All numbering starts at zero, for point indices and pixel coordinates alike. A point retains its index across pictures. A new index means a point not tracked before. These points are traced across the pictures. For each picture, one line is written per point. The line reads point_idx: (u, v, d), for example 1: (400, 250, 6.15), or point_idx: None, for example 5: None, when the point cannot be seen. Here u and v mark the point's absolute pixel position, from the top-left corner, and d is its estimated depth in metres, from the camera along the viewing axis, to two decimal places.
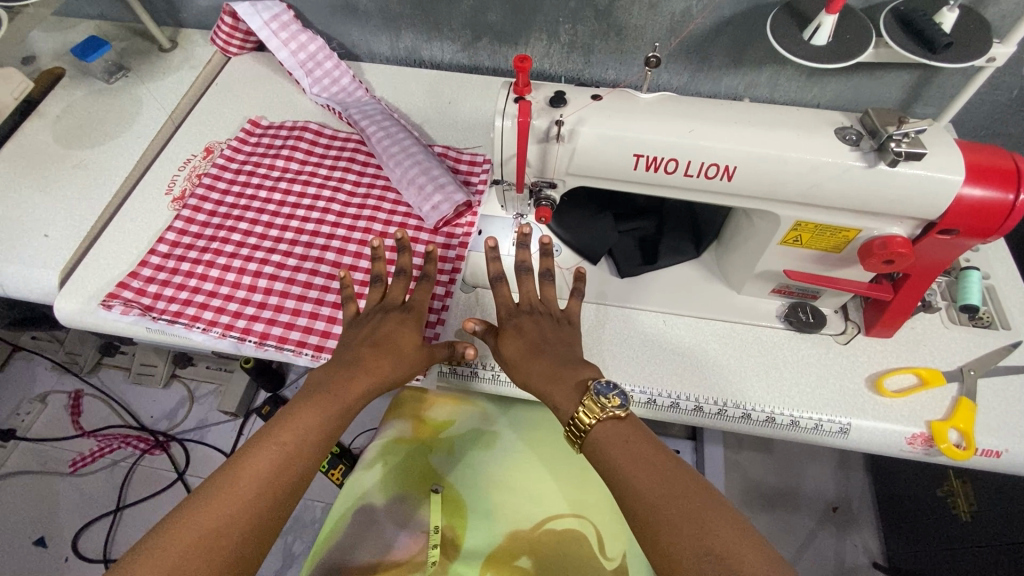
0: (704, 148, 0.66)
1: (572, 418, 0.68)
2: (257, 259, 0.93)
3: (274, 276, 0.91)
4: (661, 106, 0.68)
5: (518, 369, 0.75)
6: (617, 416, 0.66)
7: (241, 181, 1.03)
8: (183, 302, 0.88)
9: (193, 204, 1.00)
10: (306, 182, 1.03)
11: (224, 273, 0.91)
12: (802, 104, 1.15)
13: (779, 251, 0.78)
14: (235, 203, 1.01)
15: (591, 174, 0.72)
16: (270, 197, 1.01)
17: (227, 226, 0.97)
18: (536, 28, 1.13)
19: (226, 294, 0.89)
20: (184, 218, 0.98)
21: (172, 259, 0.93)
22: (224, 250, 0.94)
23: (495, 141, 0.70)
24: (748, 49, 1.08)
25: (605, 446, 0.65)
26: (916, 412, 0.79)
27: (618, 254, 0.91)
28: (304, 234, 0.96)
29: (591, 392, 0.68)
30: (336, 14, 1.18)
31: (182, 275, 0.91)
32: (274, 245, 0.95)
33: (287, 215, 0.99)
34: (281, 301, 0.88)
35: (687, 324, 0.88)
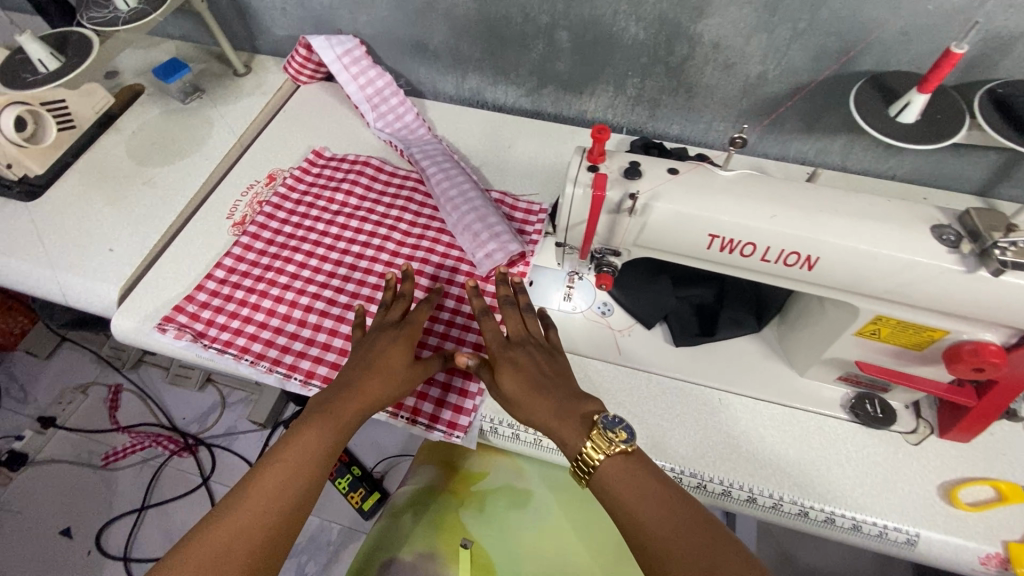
0: (786, 235, 0.63)
1: (578, 453, 0.69)
2: (309, 293, 0.93)
3: (324, 312, 0.91)
4: (742, 185, 0.65)
5: (517, 404, 0.74)
6: (624, 451, 0.67)
7: (300, 212, 1.05)
8: (234, 330, 0.88)
9: (252, 231, 1.01)
10: (363, 218, 1.04)
11: (275, 305, 0.92)
12: (875, 175, 1.10)
13: (853, 342, 0.73)
14: (292, 233, 1.02)
15: (660, 249, 0.69)
16: (327, 230, 1.02)
17: (282, 256, 0.98)
18: (603, 80, 1.12)
19: (276, 327, 0.89)
20: (242, 244, 0.99)
21: (227, 285, 0.94)
22: (277, 281, 0.95)
23: (564, 207, 0.69)
24: (822, 117, 1.05)
25: (613, 484, 0.66)
26: (994, 530, 0.72)
27: (674, 321, 0.88)
28: (356, 271, 0.96)
29: (599, 427, 0.68)
30: (406, 53, 1.20)
31: (235, 302, 0.92)
32: (326, 279, 0.95)
33: (341, 250, 0.99)
34: (329, 339, 0.88)
35: (745, 404, 0.84)
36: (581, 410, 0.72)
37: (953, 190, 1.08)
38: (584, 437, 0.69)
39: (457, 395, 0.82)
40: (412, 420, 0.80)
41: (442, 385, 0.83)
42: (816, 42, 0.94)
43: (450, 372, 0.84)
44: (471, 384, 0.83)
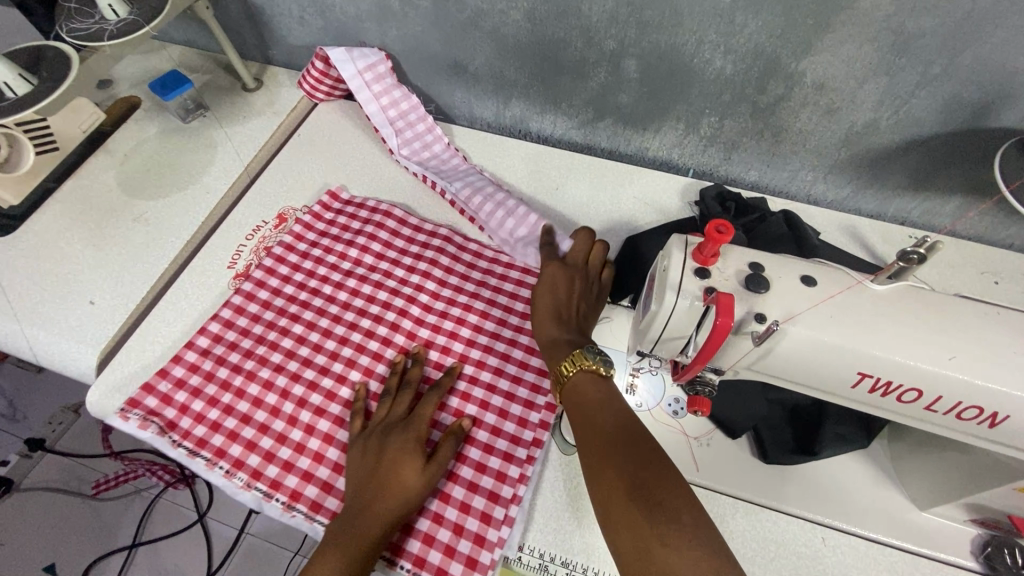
0: (968, 385, 0.47)
1: (555, 367, 0.67)
2: (304, 380, 0.77)
3: (321, 409, 0.75)
4: (905, 308, 0.49)
5: (538, 318, 0.76)
6: (596, 373, 0.64)
7: (306, 268, 0.89)
8: (209, 426, 0.73)
9: (248, 289, 0.86)
10: (376, 283, 0.87)
11: (262, 393, 0.76)
12: (990, 243, 0.93)
13: (1007, 492, 0.59)
14: (294, 295, 0.86)
15: (783, 377, 0.53)
16: (335, 295, 0.86)
17: (279, 326, 0.82)
18: (672, 117, 0.95)
19: (259, 424, 0.73)
20: (234, 306, 0.84)
21: (209, 360, 0.78)
22: (270, 359, 0.79)
23: (660, 318, 0.53)
24: (938, 175, 0.87)
25: (581, 396, 0.63)
26: None
27: (766, 432, 0.72)
28: (363, 355, 0.80)
29: (581, 348, 0.66)
30: (440, 73, 1.04)
31: (216, 384, 0.76)
32: (328, 360, 0.79)
33: (349, 322, 0.83)
34: (323, 447, 0.72)
35: (853, 547, 0.68)
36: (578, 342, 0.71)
37: None
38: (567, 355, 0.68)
39: (479, 522, 0.66)
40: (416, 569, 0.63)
41: (459, 508, 0.67)
42: (950, 90, 0.76)
43: (472, 488, 0.68)
44: (497, 508, 0.67)
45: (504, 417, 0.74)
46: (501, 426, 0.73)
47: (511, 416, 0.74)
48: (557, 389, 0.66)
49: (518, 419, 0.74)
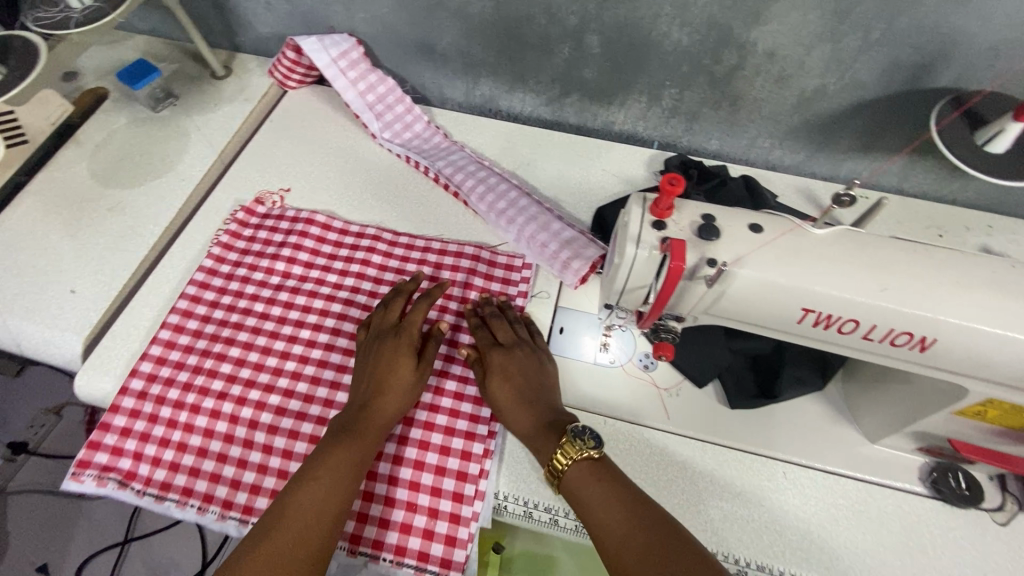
0: (899, 314, 0.52)
1: (548, 461, 0.65)
2: (252, 400, 0.76)
3: (274, 427, 0.75)
4: (842, 247, 0.54)
5: (508, 405, 0.71)
6: (593, 457, 0.63)
7: (238, 279, 0.87)
8: (170, 465, 0.73)
9: (175, 321, 0.82)
10: (316, 287, 0.87)
11: (211, 420, 0.75)
12: (934, 200, 1.00)
13: (948, 419, 0.64)
14: (225, 318, 0.83)
15: (736, 318, 0.58)
16: (269, 310, 0.84)
17: (218, 343, 0.81)
18: (635, 90, 0.99)
19: (218, 453, 0.73)
20: (162, 341, 0.80)
21: (148, 403, 0.76)
22: (209, 381, 0.77)
23: (622, 270, 0.57)
24: (883, 137, 0.93)
25: (583, 490, 0.62)
26: None
27: (730, 379, 0.78)
28: (308, 363, 0.80)
29: (569, 434, 0.65)
30: (410, 54, 1.05)
31: (162, 425, 0.75)
32: (273, 378, 0.78)
33: (288, 331, 0.82)
34: (285, 463, 0.73)
35: (812, 479, 0.73)
36: (558, 423, 0.68)
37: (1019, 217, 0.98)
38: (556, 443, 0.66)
39: (452, 502, 0.70)
40: (397, 563, 0.67)
41: (430, 491, 0.70)
42: (889, 54, 0.81)
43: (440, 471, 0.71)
44: (466, 485, 0.71)
45: (460, 403, 0.76)
46: (457, 416, 0.75)
47: (465, 397, 0.77)
48: (553, 483, 0.64)
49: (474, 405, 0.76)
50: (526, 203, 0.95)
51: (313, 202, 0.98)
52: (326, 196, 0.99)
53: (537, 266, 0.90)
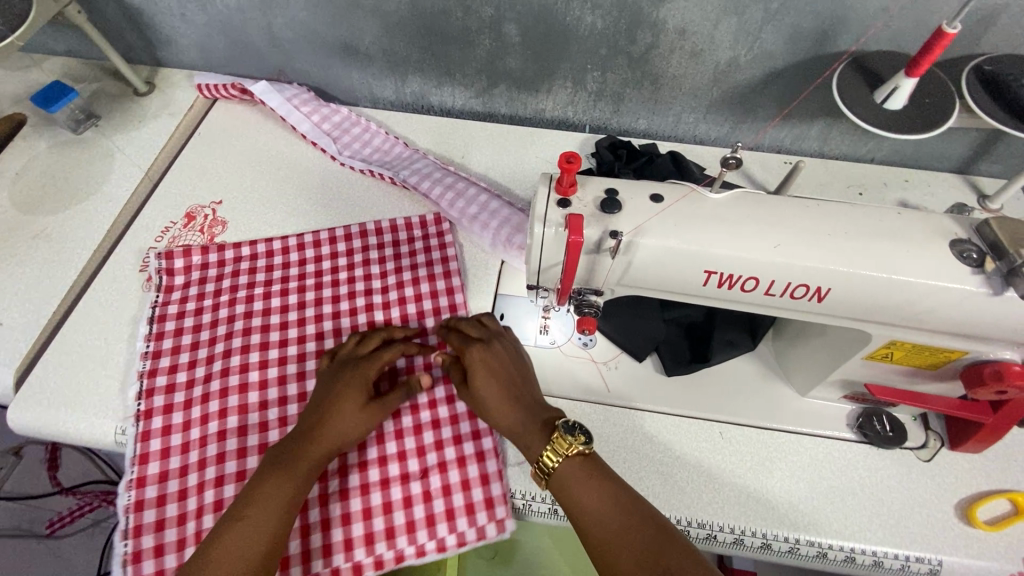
0: (793, 268, 0.54)
1: (537, 458, 0.65)
2: (230, 410, 0.74)
3: (258, 386, 0.76)
4: (736, 210, 0.56)
5: (491, 405, 0.70)
6: (584, 453, 0.64)
7: (278, 279, 0.87)
8: (186, 348, 0.80)
9: (265, 254, 0.90)
10: (340, 317, 0.83)
11: (232, 343, 0.80)
12: (854, 159, 1.04)
13: (862, 365, 0.67)
14: (294, 283, 0.86)
15: (648, 287, 0.60)
16: (325, 300, 0.85)
17: (288, 294, 0.85)
18: (559, 76, 1.00)
19: (202, 396, 0.75)
20: (247, 262, 0.89)
21: (205, 289, 0.86)
22: (216, 367, 0.78)
23: (533, 249, 0.58)
24: (798, 103, 0.96)
25: (576, 485, 0.62)
26: (1015, 548, 0.68)
27: (665, 348, 0.80)
28: (289, 403, 0.75)
29: (559, 429, 0.64)
30: (334, 57, 1.05)
31: (195, 321, 0.83)
32: (280, 355, 0.79)
33: (300, 357, 0.79)
34: (237, 423, 0.73)
35: (746, 436, 0.76)
36: (541, 416, 0.69)
37: (932, 169, 1.03)
38: (545, 440, 0.66)
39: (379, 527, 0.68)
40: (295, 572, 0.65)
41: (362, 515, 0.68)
42: (791, 23, 0.84)
43: (389, 510, 0.68)
44: (396, 518, 0.68)
45: (440, 432, 0.73)
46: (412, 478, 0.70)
47: (444, 421, 0.74)
48: (543, 481, 0.65)
49: (449, 444, 0.73)
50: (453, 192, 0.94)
51: (246, 211, 0.97)
52: (259, 204, 0.98)
53: (476, 254, 0.91)
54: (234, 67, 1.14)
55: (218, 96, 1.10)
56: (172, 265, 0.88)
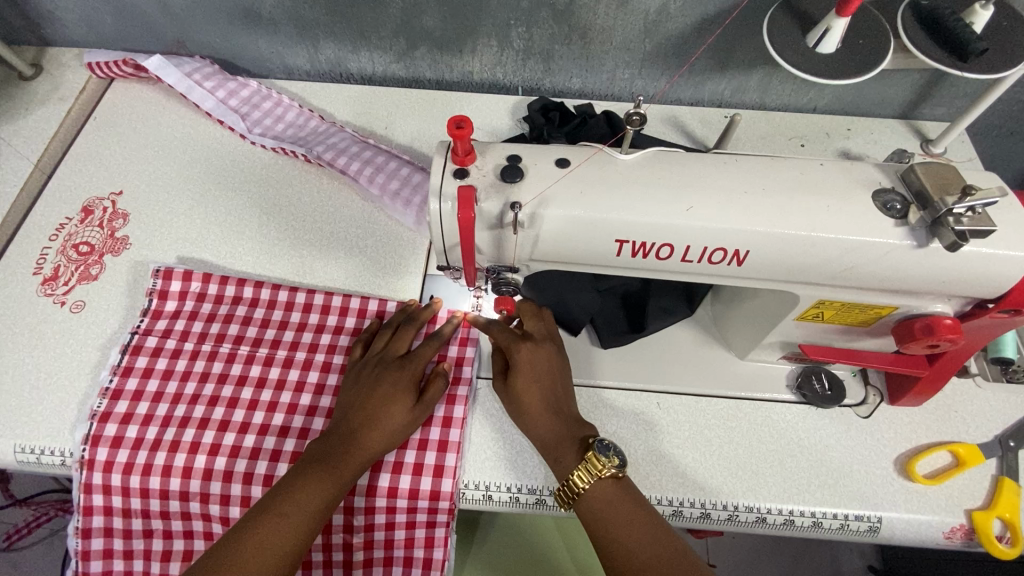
0: (707, 231, 0.50)
1: (566, 477, 0.62)
2: (172, 493, 0.68)
3: (207, 471, 0.68)
4: (646, 171, 0.52)
5: (527, 411, 0.66)
6: (616, 476, 0.61)
7: (256, 340, 0.76)
8: (151, 400, 0.71)
9: (246, 308, 0.79)
10: (313, 415, 0.71)
11: (191, 407, 0.71)
12: (796, 110, 1.00)
13: (794, 326, 0.64)
14: (268, 357, 0.75)
15: (561, 260, 0.56)
16: (292, 384, 0.73)
17: (259, 367, 0.74)
18: (483, 34, 0.93)
19: (148, 466, 0.68)
20: (226, 313, 0.78)
21: (175, 337, 0.76)
22: (169, 436, 0.69)
23: (432, 227, 0.53)
24: (734, 52, 0.91)
25: (604, 508, 0.60)
26: (954, 498, 0.67)
27: (601, 321, 0.77)
28: (231, 504, 0.68)
29: (593, 449, 0.61)
30: (235, 24, 0.96)
31: (160, 374, 0.73)
32: (230, 444, 0.69)
33: (257, 453, 0.69)
34: (183, 504, 0.68)
35: (685, 405, 0.74)
36: (575, 433, 0.65)
37: (875, 115, 1.00)
38: (578, 456, 0.63)
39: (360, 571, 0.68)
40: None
41: (345, 546, 0.68)
42: None
43: (325, 570, 0.69)
44: (375, 555, 0.68)
45: (413, 517, 0.68)
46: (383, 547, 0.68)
47: (419, 511, 0.68)
48: (568, 501, 0.62)
49: (416, 526, 0.68)
50: (375, 167, 0.88)
51: (149, 201, 0.89)
52: (164, 192, 0.90)
53: (401, 234, 0.85)
54: (129, 41, 1.03)
55: (113, 74, 1.00)
56: (167, 287, 0.79)
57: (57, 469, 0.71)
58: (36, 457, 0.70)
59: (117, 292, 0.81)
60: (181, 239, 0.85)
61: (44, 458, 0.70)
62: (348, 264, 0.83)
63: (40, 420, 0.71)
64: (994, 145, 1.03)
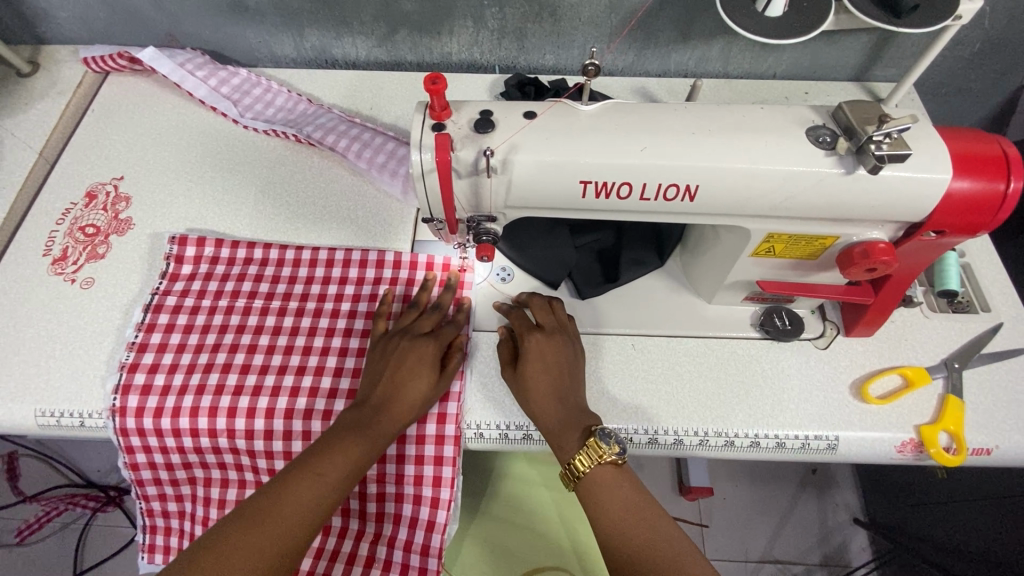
0: (660, 168, 0.56)
1: (569, 461, 0.67)
2: (201, 431, 0.73)
3: (233, 410, 0.73)
4: (604, 119, 0.58)
5: (537, 401, 0.71)
6: (616, 463, 0.65)
7: (267, 294, 0.82)
8: (175, 350, 0.77)
9: (255, 268, 0.85)
10: (326, 354, 0.77)
11: (212, 355, 0.77)
12: (757, 76, 1.06)
13: (750, 263, 0.71)
14: (280, 307, 0.81)
15: (533, 205, 0.61)
16: (303, 328, 0.79)
17: (271, 317, 0.80)
18: (458, 15, 0.99)
19: (177, 408, 0.73)
20: (237, 273, 0.84)
21: (192, 296, 0.81)
22: (194, 381, 0.75)
23: (415, 178, 0.58)
24: (695, 23, 0.97)
25: (599, 486, 0.64)
26: (904, 417, 0.74)
27: (579, 274, 0.83)
28: (257, 438, 0.73)
29: (596, 436, 0.66)
30: (222, 14, 1.01)
31: (180, 329, 0.79)
32: (252, 384, 0.75)
33: (278, 391, 0.75)
34: (213, 441, 0.74)
35: (658, 345, 0.80)
36: (580, 421, 0.69)
37: (831, 79, 1.06)
38: (579, 443, 0.67)
39: (376, 502, 0.74)
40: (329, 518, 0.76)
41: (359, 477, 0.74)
42: None
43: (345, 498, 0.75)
44: (388, 487, 0.73)
45: (422, 449, 0.73)
46: (400, 483, 0.73)
47: (427, 440, 0.73)
48: (571, 483, 0.67)
49: (425, 462, 0.73)
50: (361, 143, 0.93)
51: (150, 184, 0.94)
52: (163, 175, 0.95)
53: (389, 204, 0.91)
54: (122, 35, 1.08)
55: (109, 68, 1.05)
56: (183, 252, 0.85)
57: (76, 430, 0.75)
58: (56, 420, 0.74)
59: (124, 267, 0.86)
60: (182, 217, 0.91)
61: (64, 421, 0.74)
62: (339, 233, 0.89)
63: (65, 381, 0.77)
64: (943, 103, 1.10)
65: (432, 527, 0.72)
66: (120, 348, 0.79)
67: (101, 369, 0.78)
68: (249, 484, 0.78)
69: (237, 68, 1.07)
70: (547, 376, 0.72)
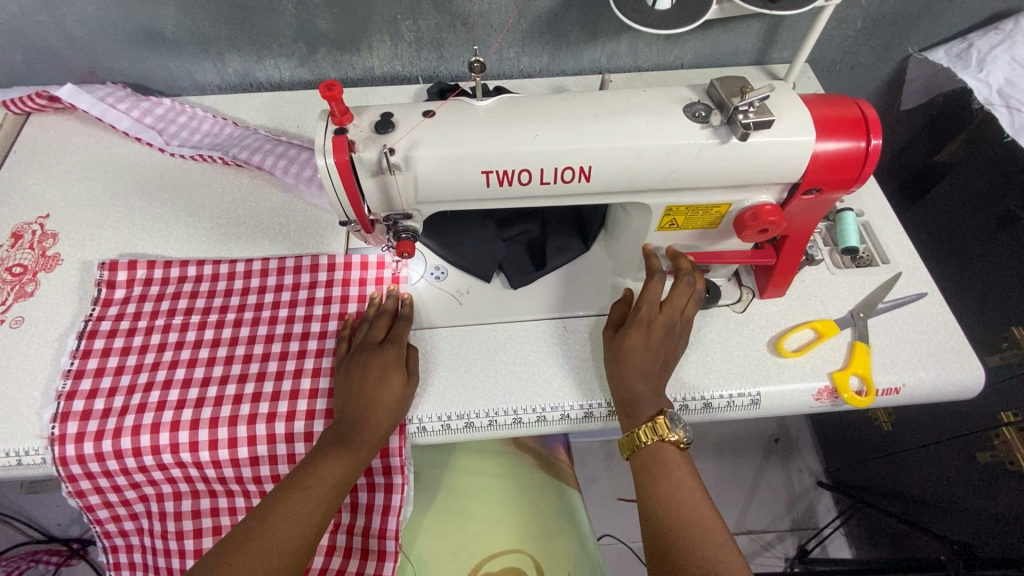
0: (553, 153, 0.60)
1: (632, 429, 0.69)
2: (144, 449, 0.73)
3: (176, 424, 0.73)
4: (498, 112, 0.62)
5: (621, 376, 0.72)
6: (679, 445, 0.67)
7: (205, 308, 0.83)
8: (115, 372, 0.77)
9: (191, 285, 0.86)
10: (267, 359, 0.78)
11: (152, 373, 0.77)
12: (666, 67, 1.13)
13: (659, 237, 0.75)
14: (218, 319, 0.82)
15: (443, 199, 0.65)
16: (243, 337, 0.80)
17: (210, 330, 0.81)
18: (374, 30, 1.02)
19: (120, 428, 0.73)
20: (173, 292, 0.85)
21: (128, 319, 0.82)
22: (136, 400, 0.75)
23: (324, 183, 0.61)
24: (600, 22, 1.03)
25: (655, 466, 0.66)
26: (818, 366, 0.79)
27: (509, 265, 0.86)
28: (200, 450, 0.73)
29: (667, 417, 0.67)
30: (140, 47, 1.02)
31: (117, 352, 0.79)
32: (194, 395, 0.75)
33: (221, 400, 0.75)
34: (157, 458, 0.73)
35: (588, 325, 0.84)
36: (654, 403, 0.70)
37: (735, 64, 1.14)
38: (648, 417, 0.69)
39: None
40: None
41: None
42: None
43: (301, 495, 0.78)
44: None
45: None
46: None
47: None
48: (627, 450, 0.69)
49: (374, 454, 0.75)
50: (289, 160, 0.95)
51: (77, 219, 0.94)
52: (91, 209, 0.95)
53: (321, 216, 0.93)
54: (40, 76, 1.08)
55: (29, 109, 1.04)
56: (115, 277, 0.85)
57: (13, 470, 0.74)
58: None
59: (54, 303, 0.85)
60: (112, 248, 0.91)
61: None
62: (271, 248, 0.90)
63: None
64: (840, 78, 1.19)
65: (388, 511, 0.75)
66: (57, 377, 0.79)
67: (36, 404, 0.77)
68: (204, 493, 0.79)
69: (161, 98, 1.07)
70: (642, 362, 0.72)
